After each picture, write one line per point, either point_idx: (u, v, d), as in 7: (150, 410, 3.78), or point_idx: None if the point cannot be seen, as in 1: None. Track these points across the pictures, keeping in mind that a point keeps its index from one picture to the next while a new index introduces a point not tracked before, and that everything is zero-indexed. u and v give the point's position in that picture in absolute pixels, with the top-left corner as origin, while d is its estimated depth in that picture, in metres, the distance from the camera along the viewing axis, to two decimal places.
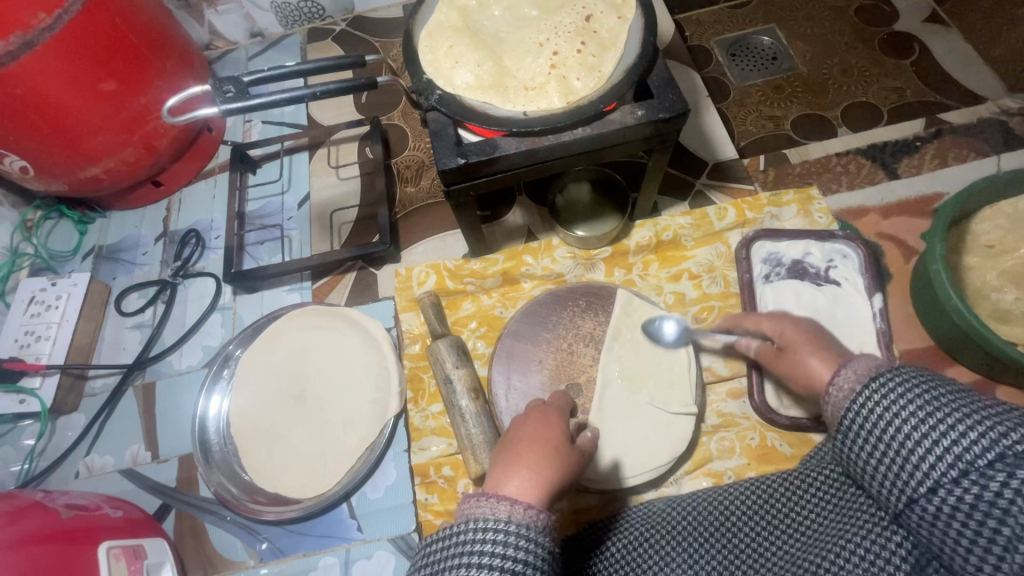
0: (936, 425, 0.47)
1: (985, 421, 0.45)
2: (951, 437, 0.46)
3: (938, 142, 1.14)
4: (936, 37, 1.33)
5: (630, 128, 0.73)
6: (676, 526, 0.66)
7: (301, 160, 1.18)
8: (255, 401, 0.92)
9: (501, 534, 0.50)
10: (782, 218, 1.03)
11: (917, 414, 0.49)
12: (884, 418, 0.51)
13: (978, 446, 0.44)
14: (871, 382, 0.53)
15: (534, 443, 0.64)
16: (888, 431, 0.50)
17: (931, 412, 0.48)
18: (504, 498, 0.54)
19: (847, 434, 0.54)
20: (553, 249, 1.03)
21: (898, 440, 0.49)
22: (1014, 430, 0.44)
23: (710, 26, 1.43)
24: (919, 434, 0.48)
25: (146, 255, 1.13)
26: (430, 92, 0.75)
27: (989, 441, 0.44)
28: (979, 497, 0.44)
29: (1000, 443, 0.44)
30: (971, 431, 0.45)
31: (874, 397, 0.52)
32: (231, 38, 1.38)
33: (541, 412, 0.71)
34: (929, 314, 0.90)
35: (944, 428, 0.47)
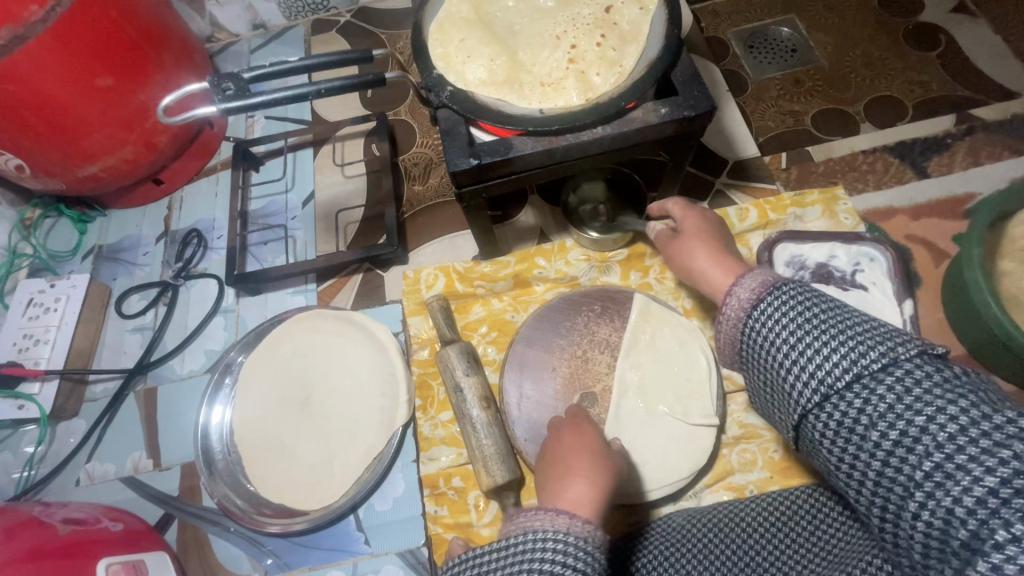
0: (806, 348, 0.49)
1: (849, 342, 0.47)
2: (818, 358, 0.48)
3: (970, 139, 1.09)
4: (965, 28, 1.28)
5: (654, 127, 0.68)
6: (697, 541, 0.63)
7: (305, 157, 1.14)
8: (260, 408, 0.89)
9: (560, 543, 0.49)
10: (805, 219, 0.99)
11: (792, 336, 0.50)
12: (766, 342, 0.52)
13: (839, 369, 0.46)
14: (759, 303, 0.53)
15: (577, 455, 0.65)
16: (771, 355, 0.52)
17: (806, 334, 0.49)
18: (565, 511, 0.52)
19: (741, 358, 0.57)
20: (567, 250, 0.99)
21: (777, 364, 0.51)
22: (871, 351, 0.46)
23: (727, 17, 1.38)
24: (792, 358, 0.50)
25: (146, 255, 1.10)
26: (441, 88, 0.70)
27: (850, 363, 0.46)
28: (841, 419, 0.46)
29: (856, 365, 0.46)
30: (836, 352, 0.47)
31: (756, 320, 0.53)
32: (233, 30, 1.34)
33: (571, 425, 0.72)
34: (962, 321, 0.86)
35: (812, 349, 0.49)
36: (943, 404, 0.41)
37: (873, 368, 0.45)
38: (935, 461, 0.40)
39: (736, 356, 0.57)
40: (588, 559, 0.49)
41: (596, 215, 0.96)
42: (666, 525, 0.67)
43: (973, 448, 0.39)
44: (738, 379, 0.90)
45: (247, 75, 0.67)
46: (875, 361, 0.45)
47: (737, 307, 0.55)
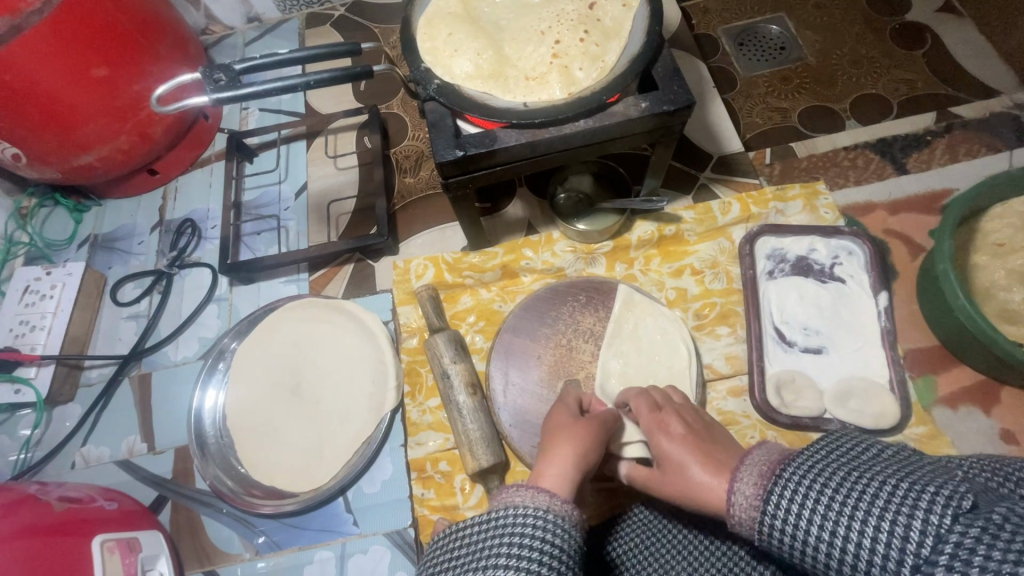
0: (847, 541, 0.44)
1: (886, 524, 0.42)
2: (867, 550, 0.42)
3: (949, 136, 1.11)
4: (948, 27, 1.30)
5: (633, 121, 0.70)
6: (674, 533, 0.70)
7: (298, 149, 1.16)
8: (253, 393, 0.92)
9: (539, 520, 0.53)
10: (787, 213, 1.01)
11: (827, 533, 0.45)
12: (799, 540, 0.47)
13: (891, 563, 0.41)
14: (770, 498, 0.49)
15: (563, 435, 0.69)
16: (811, 556, 0.46)
17: (836, 527, 0.45)
18: (544, 491, 0.57)
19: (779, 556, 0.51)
20: (554, 242, 1.01)
21: (825, 564, 0.45)
22: (912, 531, 0.40)
23: (717, 14, 1.39)
24: (838, 557, 0.44)
25: (141, 245, 1.12)
26: (428, 81, 0.73)
27: (897, 553, 0.41)
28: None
29: (908, 554, 0.40)
30: (880, 540, 0.42)
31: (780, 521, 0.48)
32: (228, 23, 1.35)
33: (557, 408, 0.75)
34: (934, 313, 0.88)
35: (855, 542, 0.43)
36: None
37: (924, 554, 0.39)
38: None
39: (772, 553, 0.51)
40: (566, 533, 0.53)
41: (579, 203, 0.99)
42: (650, 510, 0.74)
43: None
44: (718, 368, 0.92)
45: (238, 66, 0.69)
46: (922, 544, 0.40)
47: (746, 507, 0.51)
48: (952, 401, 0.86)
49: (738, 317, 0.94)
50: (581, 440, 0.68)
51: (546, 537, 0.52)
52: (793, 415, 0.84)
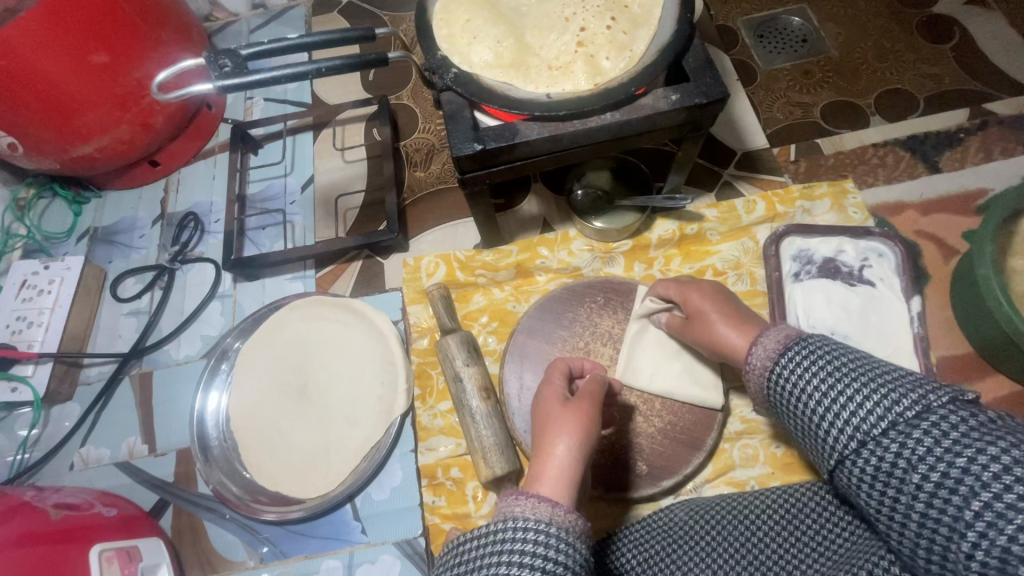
0: (840, 394, 0.51)
1: (883, 388, 0.49)
2: (854, 402, 0.50)
3: (983, 134, 1.07)
4: (979, 20, 1.25)
5: (664, 114, 0.66)
6: (691, 540, 0.64)
7: (304, 141, 1.12)
8: (256, 393, 0.88)
9: (542, 534, 0.50)
10: (814, 213, 0.97)
11: (826, 385, 0.53)
12: (799, 390, 0.55)
13: (873, 415, 0.48)
14: (787, 354, 0.58)
15: (553, 421, 0.65)
16: (803, 403, 0.54)
17: (837, 382, 0.52)
18: (543, 499, 0.53)
19: (774, 406, 0.60)
20: (570, 241, 0.97)
21: (812, 412, 0.53)
22: (905, 397, 0.47)
23: (737, 5, 1.35)
24: (826, 405, 0.52)
25: (142, 238, 1.08)
26: (445, 70, 0.68)
27: (883, 409, 0.48)
28: (879, 465, 0.47)
29: (892, 412, 0.47)
30: (870, 398, 0.49)
31: (784, 369, 0.57)
32: (232, 10, 1.31)
33: (543, 386, 0.72)
34: (970, 319, 0.85)
35: (844, 397, 0.51)
36: (981, 448, 0.43)
37: (907, 414, 0.47)
38: (984, 503, 0.41)
39: (770, 404, 0.60)
40: (569, 546, 0.50)
41: (596, 199, 0.95)
42: (667, 516, 0.68)
43: (1018, 486, 0.40)
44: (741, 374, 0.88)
45: (244, 52, 0.65)
46: (909, 408, 0.47)
47: (762, 358, 0.60)
48: None
49: None
50: (573, 424, 0.64)
51: (548, 554, 0.48)
52: None
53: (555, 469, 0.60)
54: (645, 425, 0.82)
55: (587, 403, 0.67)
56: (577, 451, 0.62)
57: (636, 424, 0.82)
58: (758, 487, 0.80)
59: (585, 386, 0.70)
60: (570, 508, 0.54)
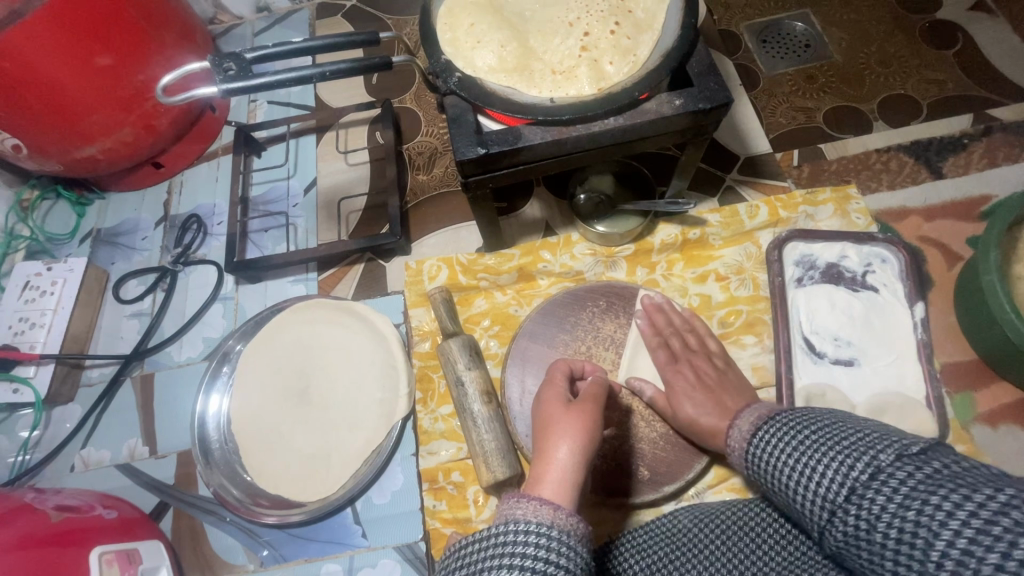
0: (801, 466, 0.53)
1: (835, 455, 0.50)
2: (815, 473, 0.51)
3: (987, 140, 1.07)
4: (982, 25, 1.25)
5: (667, 119, 0.66)
6: (697, 548, 0.64)
7: (308, 143, 1.12)
8: (258, 397, 0.88)
9: (543, 538, 0.49)
10: (817, 218, 0.97)
11: (792, 460, 0.54)
12: (771, 467, 0.56)
13: (832, 483, 0.49)
14: (758, 432, 0.60)
15: (554, 424, 0.65)
16: (778, 481, 0.55)
17: (799, 455, 0.54)
18: (545, 503, 0.53)
19: (760, 486, 0.61)
20: (573, 244, 0.97)
21: (785, 486, 0.54)
22: (854, 462, 0.48)
23: (740, 9, 1.35)
24: (793, 479, 0.53)
25: (145, 240, 1.08)
26: (449, 74, 0.68)
27: (839, 475, 0.49)
28: (847, 531, 0.47)
29: (847, 478, 0.48)
30: (827, 467, 0.50)
31: (758, 449, 0.59)
32: (237, 12, 1.31)
33: (543, 389, 0.72)
34: (974, 326, 0.84)
35: (807, 469, 0.52)
36: (928, 498, 0.43)
37: (859, 477, 0.47)
38: (943, 552, 0.41)
39: (754, 482, 0.61)
40: (571, 552, 0.49)
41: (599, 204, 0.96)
42: (670, 522, 0.68)
43: (969, 530, 0.40)
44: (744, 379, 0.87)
45: (249, 55, 0.65)
46: (861, 472, 0.47)
47: (739, 439, 0.62)
48: (992, 419, 0.82)
49: (765, 326, 0.90)
50: (574, 427, 0.64)
51: (550, 558, 0.48)
52: None
53: (557, 471, 0.59)
54: (648, 430, 0.82)
55: (588, 407, 0.67)
56: (579, 454, 0.61)
57: (638, 428, 0.82)
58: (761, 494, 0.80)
59: (584, 390, 0.70)
60: (571, 512, 0.53)
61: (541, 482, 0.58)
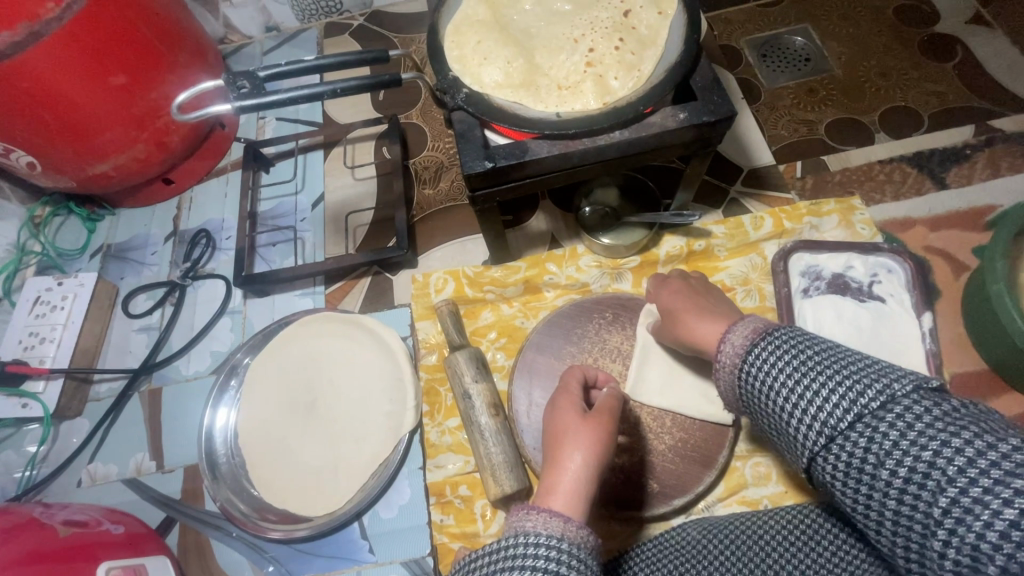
0: (805, 389, 0.50)
1: (846, 381, 0.48)
2: (820, 396, 0.49)
3: (990, 150, 1.07)
4: (982, 38, 1.26)
5: (672, 132, 0.67)
6: (705, 558, 0.63)
7: (315, 159, 1.14)
8: (265, 409, 0.89)
9: (553, 549, 0.49)
10: (822, 229, 0.97)
11: (791, 380, 0.51)
12: (764, 385, 0.54)
13: (839, 410, 0.47)
14: (753, 347, 0.56)
15: (568, 433, 0.64)
16: (771, 398, 0.53)
17: (800, 376, 0.51)
18: (555, 514, 0.53)
19: (742, 402, 0.58)
20: (578, 257, 0.98)
21: (778, 409, 0.52)
22: (869, 390, 0.46)
23: (740, 25, 1.37)
24: (792, 401, 0.51)
25: (155, 255, 1.09)
26: (456, 90, 0.70)
27: (849, 402, 0.47)
28: (849, 462, 0.46)
29: (857, 405, 0.47)
30: (835, 392, 0.48)
31: (751, 363, 0.55)
32: (246, 32, 1.34)
33: (557, 397, 0.71)
34: (982, 335, 0.84)
35: (810, 391, 0.50)
36: (945, 439, 0.42)
37: (873, 406, 0.46)
38: (951, 498, 0.40)
39: (737, 400, 0.59)
40: (581, 563, 0.49)
41: (604, 216, 0.97)
42: (679, 534, 0.68)
43: (985, 479, 0.39)
44: None
45: (262, 73, 0.66)
46: (874, 400, 0.46)
47: (731, 354, 0.57)
48: None
49: None
50: (587, 440, 0.63)
51: (560, 571, 0.48)
52: None
53: (569, 483, 0.59)
54: (656, 442, 0.81)
55: (604, 422, 0.66)
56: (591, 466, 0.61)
57: (647, 441, 0.81)
58: (771, 507, 0.79)
59: (599, 401, 0.69)
60: (581, 524, 0.54)
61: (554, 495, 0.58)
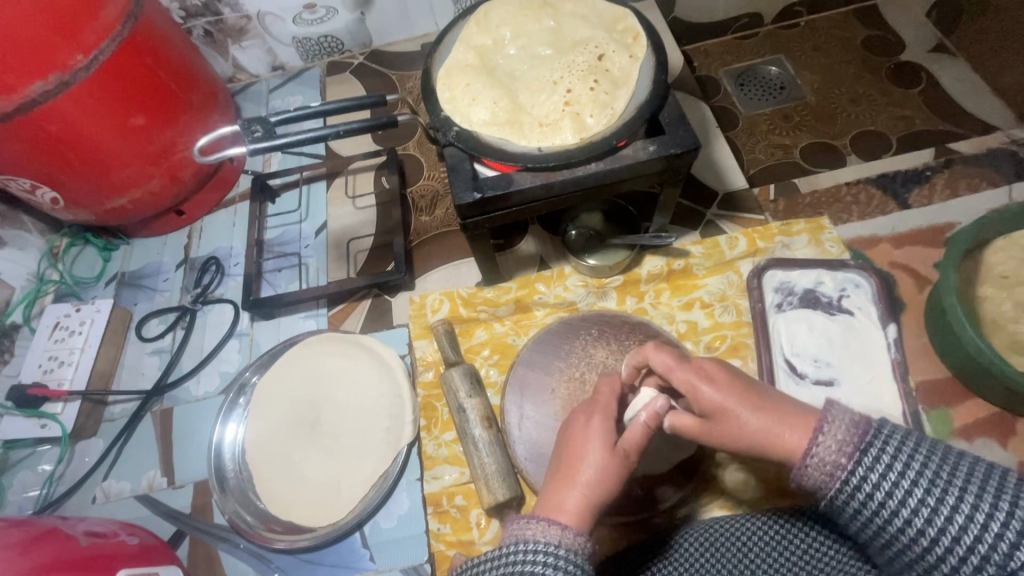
0: (950, 509, 0.49)
1: (996, 500, 0.47)
2: (971, 517, 0.48)
3: (949, 171, 1.14)
4: (943, 66, 1.35)
5: (642, 163, 0.74)
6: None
7: (318, 189, 1.21)
8: (271, 427, 0.94)
9: (550, 557, 0.54)
10: (793, 247, 1.03)
11: (928, 496, 0.50)
12: (890, 499, 0.51)
13: (1005, 542, 0.46)
14: (865, 453, 0.53)
15: (583, 461, 0.64)
16: (900, 515, 0.51)
17: (939, 492, 0.49)
18: (554, 522, 0.58)
19: (841, 509, 0.55)
20: (565, 277, 1.04)
21: (918, 532, 0.50)
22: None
23: (718, 57, 1.46)
24: (936, 522, 0.49)
25: (167, 282, 1.16)
26: (448, 128, 0.77)
27: (1016, 533, 0.46)
28: None
29: (1020, 529, 0.46)
30: (988, 513, 0.47)
31: (868, 472, 0.52)
32: (253, 72, 1.43)
33: (588, 414, 0.69)
34: (943, 344, 0.90)
35: (958, 512, 0.48)
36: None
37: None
38: None
39: (831, 505, 0.55)
40: (575, 566, 0.53)
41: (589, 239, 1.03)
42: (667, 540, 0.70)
43: None
44: None
45: (273, 119, 0.73)
46: None
47: (831, 457, 0.54)
48: (967, 433, 0.87)
49: (748, 350, 0.96)
50: (605, 467, 0.63)
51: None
52: None
53: (576, 500, 0.61)
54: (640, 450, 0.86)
55: (627, 460, 0.65)
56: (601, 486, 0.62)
57: None
58: (750, 510, 0.83)
59: (630, 431, 0.66)
60: (579, 532, 0.58)
61: (562, 509, 0.60)
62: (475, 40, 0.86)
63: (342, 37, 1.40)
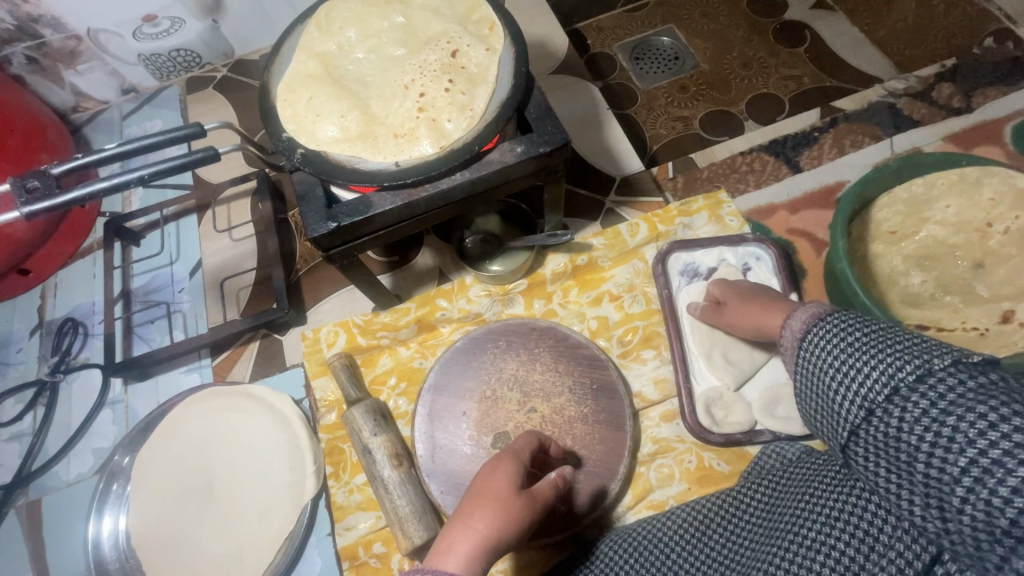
0: (847, 366, 0.50)
1: (887, 357, 0.48)
2: (863, 372, 0.49)
3: (835, 130, 1.14)
4: (825, 21, 1.35)
5: (511, 167, 0.69)
6: (690, 554, 0.62)
7: (188, 225, 1.08)
8: (159, 502, 0.84)
9: None
10: (694, 226, 1.01)
11: (839, 359, 0.51)
12: (818, 363, 0.53)
13: (878, 384, 0.47)
14: (806, 331, 0.56)
15: (488, 496, 0.60)
16: (822, 377, 0.53)
17: (848, 356, 0.51)
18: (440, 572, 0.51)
19: (794, 384, 0.58)
20: (467, 288, 0.98)
21: (826, 389, 0.52)
22: (906, 363, 0.46)
23: (610, 31, 1.42)
24: (838, 379, 0.51)
25: (19, 352, 1.01)
26: (292, 151, 0.69)
27: (889, 379, 0.47)
28: (887, 432, 0.46)
29: (895, 379, 0.46)
30: (874, 369, 0.48)
31: (805, 345, 0.56)
32: (101, 98, 1.27)
33: (499, 458, 0.66)
34: (841, 307, 0.90)
35: (853, 368, 0.50)
36: (976, 406, 0.42)
37: (909, 379, 0.45)
38: (977, 457, 0.42)
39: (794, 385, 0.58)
40: None
41: (488, 244, 0.96)
42: (608, 556, 0.68)
43: (1006, 443, 0.40)
44: (648, 395, 0.91)
45: (55, 171, 0.67)
46: (910, 373, 0.46)
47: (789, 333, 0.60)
48: None
49: (661, 339, 0.93)
50: (504, 513, 0.58)
51: None
52: (725, 432, 0.84)
53: (468, 544, 0.55)
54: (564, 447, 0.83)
55: (536, 505, 0.61)
56: (494, 533, 0.57)
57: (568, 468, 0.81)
58: (676, 506, 0.82)
59: (540, 484, 0.64)
60: None
61: (445, 559, 0.54)
62: (318, 46, 0.76)
63: (198, 49, 1.25)
